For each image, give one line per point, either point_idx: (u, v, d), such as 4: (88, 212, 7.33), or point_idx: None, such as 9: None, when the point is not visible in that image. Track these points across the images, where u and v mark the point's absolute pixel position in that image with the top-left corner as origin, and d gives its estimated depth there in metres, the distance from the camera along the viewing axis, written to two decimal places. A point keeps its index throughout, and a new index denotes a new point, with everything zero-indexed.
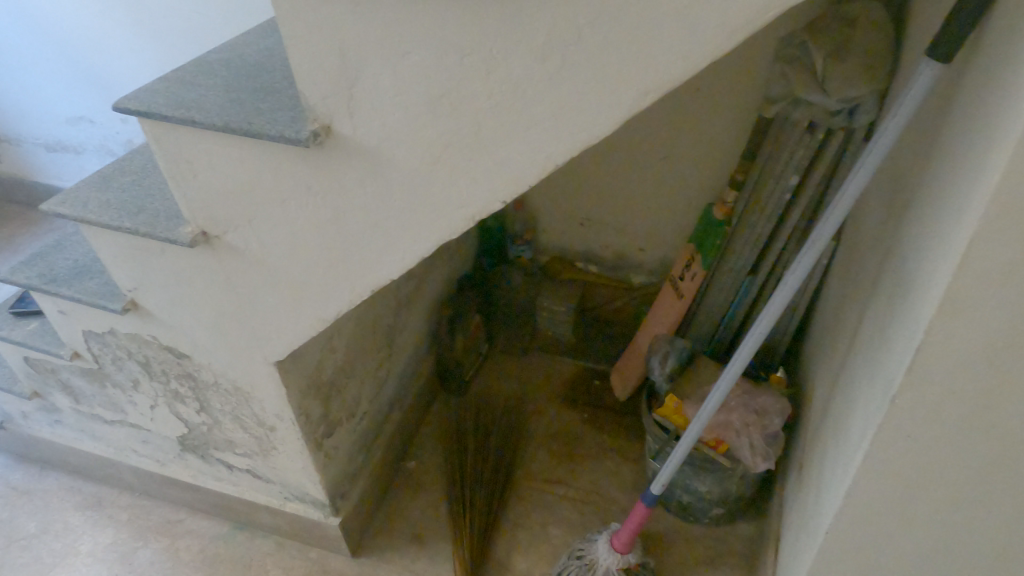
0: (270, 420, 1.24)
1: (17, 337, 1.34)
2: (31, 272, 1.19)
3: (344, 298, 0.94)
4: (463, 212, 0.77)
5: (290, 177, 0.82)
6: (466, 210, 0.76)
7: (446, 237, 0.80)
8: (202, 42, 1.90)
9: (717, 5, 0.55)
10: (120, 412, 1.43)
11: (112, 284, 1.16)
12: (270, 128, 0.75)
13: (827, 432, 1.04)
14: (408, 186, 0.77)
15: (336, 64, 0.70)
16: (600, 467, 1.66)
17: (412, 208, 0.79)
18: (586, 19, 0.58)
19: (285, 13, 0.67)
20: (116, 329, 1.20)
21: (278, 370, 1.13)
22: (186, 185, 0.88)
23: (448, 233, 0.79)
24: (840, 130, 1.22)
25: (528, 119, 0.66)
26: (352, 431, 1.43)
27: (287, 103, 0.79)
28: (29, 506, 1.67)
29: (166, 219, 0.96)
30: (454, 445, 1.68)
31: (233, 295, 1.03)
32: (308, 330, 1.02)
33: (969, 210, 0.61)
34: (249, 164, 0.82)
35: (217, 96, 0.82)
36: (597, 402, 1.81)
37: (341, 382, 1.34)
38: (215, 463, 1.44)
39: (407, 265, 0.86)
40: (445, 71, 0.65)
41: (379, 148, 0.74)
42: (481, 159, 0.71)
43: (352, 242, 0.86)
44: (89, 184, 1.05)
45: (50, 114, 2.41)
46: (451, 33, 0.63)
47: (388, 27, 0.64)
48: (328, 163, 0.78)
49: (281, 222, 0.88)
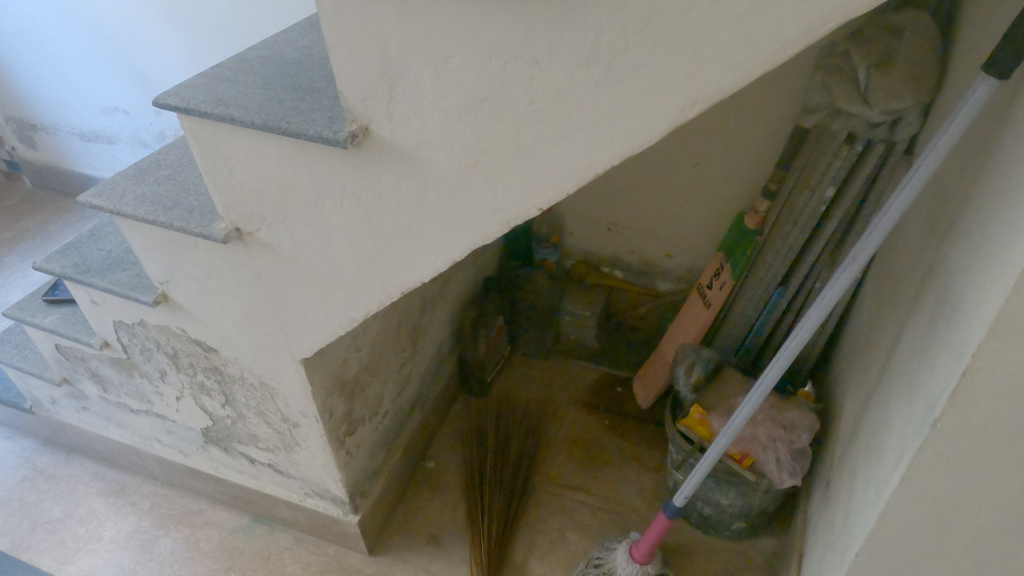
0: (294, 416, 1.24)
1: (49, 324, 1.37)
2: (65, 261, 1.21)
3: (375, 298, 0.94)
4: (499, 217, 0.76)
5: (326, 176, 0.82)
6: (502, 215, 0.76)
7: (481, 241, 0.79)
8: (237, 36, 1.92)
9: (773, 17, 0.53)
10: (146, 402, 1.45)
11: (143, 276, 1.17)
12: (308, 128, 0.75)
13: (858, 451, 1.02)
14: (444, 190, 0.76)
15: (378, 66, 0.69)
16: (620, 474, 1.64)
17: (448, 211, 0.78)
18: (634, 27, 0.57)
19: (328, 13, 0.67)
20: (146, 321, 1.21)
21: (305, 368, 1.13)
22: (222, 182, 0.89)
23: (483, 237, 0.79)
24: (881, 142, 1.20)
25: (570, 126, 0.65)
26: (374, 429, 1.43)
27: (326, 103, 0.79)
28: (55, 490, 1.69)
29: (200, 214, 0.96)
30: (474, 447, 1.68)
31: (263, 292, 1.03)
32: (337, 329, 1.02)
33: None
34: (286, 162, 0.82)
35: (256, 93, 0.82)
36: (619, 409, 1.79)
37: (366, 380, 1.34)
38: (238, 456, 1.45)
39: (439, 267, 0.85)
40: (488, 76, 0.65)
41: (416, 149, 0.74)
42: (520, 165, 0.70)
43: (385, 242, 0.86)
44: (125, 177, 1.06)
45: (86, 104, 2.45)
46: (496, 38, 0.62)
47: (433, 30, 0.64)
48: (364, 163, 0.78)
49: (315, 221, 0.88)
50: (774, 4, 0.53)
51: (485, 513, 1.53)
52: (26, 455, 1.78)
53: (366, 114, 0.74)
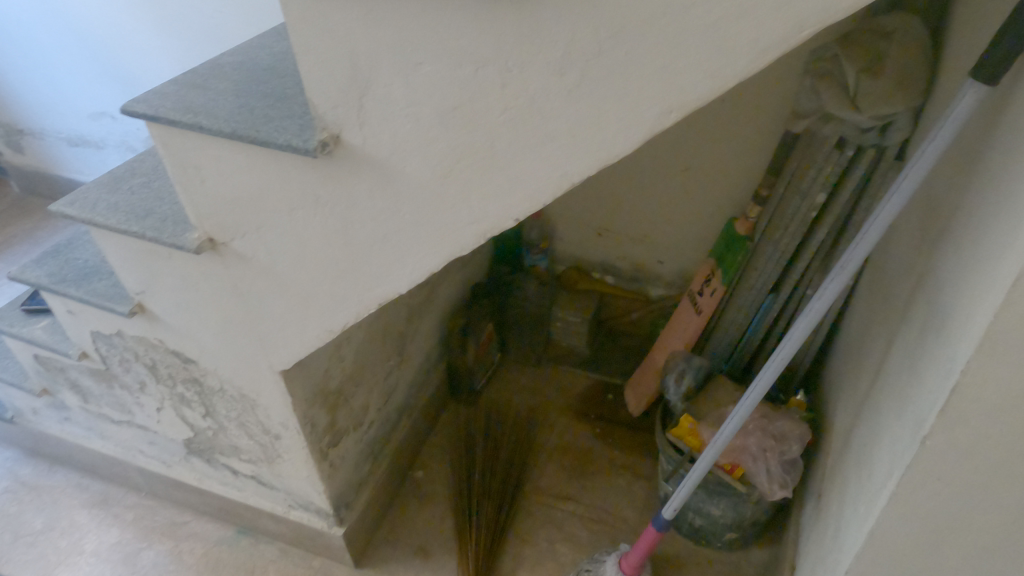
0: (275, 428, 1.22)
1: (27, 334, 1.34)
2: (41, 271, 1.19)
3: (352, 310, 0.92)
4: (475, 228, 0.74)
5: (299, 186, 0.79)
6: (478, 226, 0.73)
7: (458, 252, 0.77)
8: (223, 40, 1.90)
9: (750, 22, 0.51)
10: (127, 413, 1.42)
11: (120, 286, 1.15)
12: (277, 137, 0.73)
13: (849, 463, 1.00)
14: (419, 201, 0.74)
15: (347, 72, 0.67)
16: (611, 484, 1.62)
17: (423, 222, 0.76)
18: (608, 34, 0.55)
19: (294, 18, 0.65)
20: (123, 331, 1.19)
21: (285, 380, 1.11)
22: (194, 192, 0.86)
23: (459, 249, 0.77)
24: (871, 148, 1.17)
25: (544, 135, 0.63)
26: (359, 440, 1.40)
27: (298, 111, 0.77)
28: (37, 502, 1.66)
29: (173, 224, 0.94)
30: (463, 457, 1.66)
31: (239, 303, 1.01)
32: (315, 340, 1.00)
33: (1016, 244, 0.56)
34: (257, 172, 0.80)
35: (227, 100, 0.80)
36: (610, 417, 1.77)
37: (350, 390, 1.32)
38: (221, 468, 1.43)
39: (417, 278, 0.83)
40: (459, 83, 0.63)
41: (389, 159, 0.72)
42: (495, 174, 0.68)
43: (360, 253, 0.84)
44: (99, 185, 1.04)
45: (73, 108, 2.42)
46: (467, 45, 0.60)
47: (402, 35, 0.62)
48: (337, 172, 0.76)
49: (289, 231, 0.86)
50: (751, 7, 0.50)
51: (474, 524, 1.51)
52: (8, 466, 1.75)
53: (337, 123, 0.71)
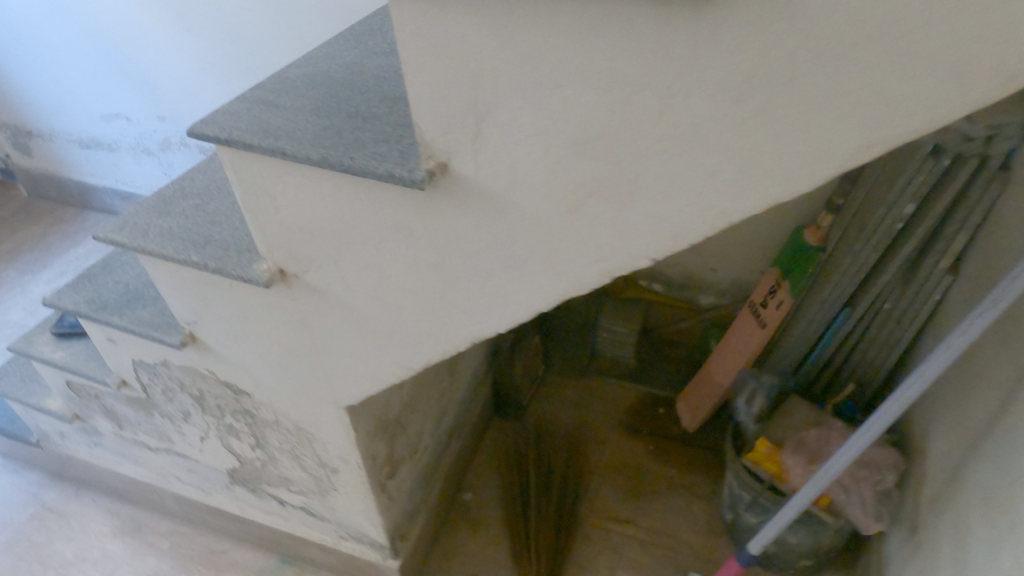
0: (333, 461, 1.14)
1: (60, 361, 1.25)
2: (79, 297, 1.10)
3: (438, 346, 0.83)
4: (599, 265, 0.65)
5: (391, 217, 0.70)
6: (603, 264, 0.65)
7: (574, 291, 0.69)
8: (247, 39, 1.80)
9: (993, 47, 0.43)
10: (166, 441, 1.34)
11: (167, 313, 1.06)
12: (375, 165, 0.64)
13: (968, 503, 0.93)
14: (534, 236, 0.66)
15: (465, 95, 0.58)
16: (670, 505, 1.55)
17: (535, 258, 0.68)
18: (807, 57, 0.46)
19: (407, 34, 0.56)
20: (169, 361, 1.10)
21: (349, 415, 1.03)
22: (266, 220, 0.78)
23: (577, 287, 0.68)
24: (972, 157, 1.10)
25: (703, 169, 0.55)
26: (413, 467, 1.33)
27: (391, 133, 0.68)
28: (66, 530, 1.58)
29: (237, 253, 0.85)
30: (514, 478, 1.58)
31: (305, 337, 0.92)
32: (389, 376, 0.92)
33: None
34: (342, 201, 0.71)
35: (307, 121, 0.71)
36: (663, 432, 1.69)
37: (407, 417, 1.24)
38: (266, 498, 1.35)
39: (519, 317, 0.75)
40: (604, 110, 0.54)
41: (506, 189, 0.63)
42: (633, 211, 0.60)
43: (455, 289, 0.75)
44: (147, 208, 0.95)
45: (85, 109, 2.32)
46: (620, 67, 0.51)
47: (541, 56, 0.53)
48: (440, 203, 0.67)
49: (372, 264, 0.77)
50: (1001, 28, 0.42)
51: (533, 551, 1.44)
52: (33, 491, 1.67)
53: (448, 151, 0.63)
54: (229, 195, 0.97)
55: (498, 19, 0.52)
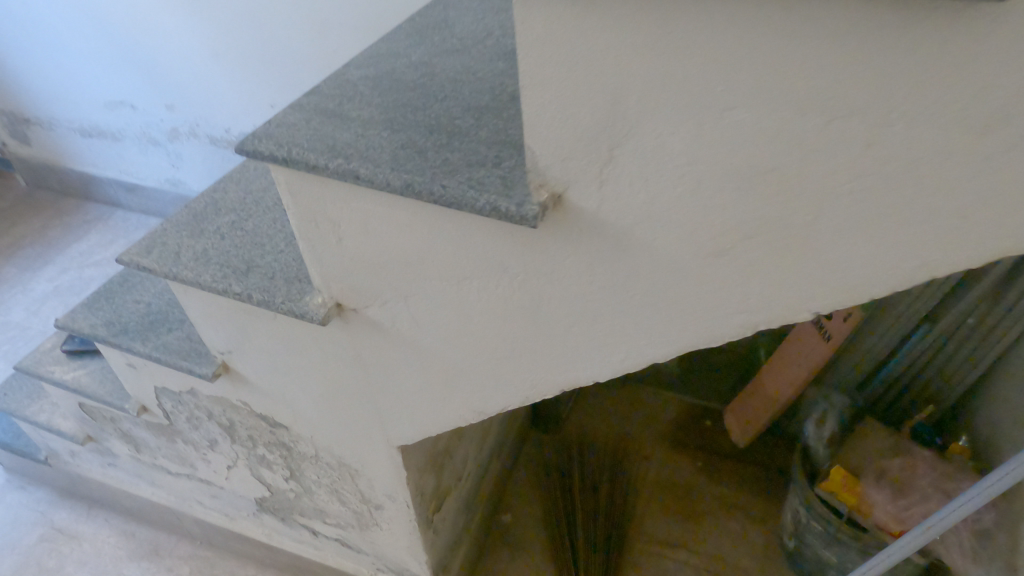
0: (378, 498, 1.03)
1: (73, 383, 1.14)
2: (95, 319, 0.99)
3: (518, 391, 0.73)
4: (739, 316, 0.55)
5: (482, 252, 0.59)
6: (745, 315, 0.54)
7: (703, 343, 0.58)
8: (265, 25, 1.67)
9: None
10: (188, 466, 1.24)
11: (195, 338, 0.95)
12: (474, 196, 0.52)
13: None
14: (662, 280, 0.55)
15: (599, 116, 0.46)
16: (723, 527, 1.45)
17: (658, 305, 0.57)
18: None
19: (533, 40, 0.44)
20: (197, 390, 0.99)
21: (401, 454, 0.93)
22: (325, 251, 0.67)
23: (706, 338, 0.57)
24: None
25: (905, 211, 0.44)
26: (458, 496, 1.23)
27: (485, 154, 0.57)
28: (79, 553, 1.48)
29: (285, 282, 0.74)
30: (558, 496, 1.48)
31: (359, 373, 0.81)
32: (454, 418, 0.81)
33: None
34: (423, 231, 0.60)
35: (380, 138, 0.60)
36: (712, 447, 1.60)
37: (455, 445, 1.13)
38: (297, 527, 1.25)
39: (626, 366, 0.64)
40: (789, 139, 0.43)
41: (634, 229, 0.52)
42: (801, 257, 0.49)
43: (550, 333, 0.64)
44: (177, 227, 0.84)
45: (87, 97, 2.19)
46: (825, 87, 0.40)
47: (715, 72, 0.41)
48: (546, 239, 0.56)
49: (451, 302, 0.66)
50: None
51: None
52: (42, 509, 1.56)
53: (565, 181, 0.51)
54: (268, 211, 0.86)
55: (663, 25, 0.40)
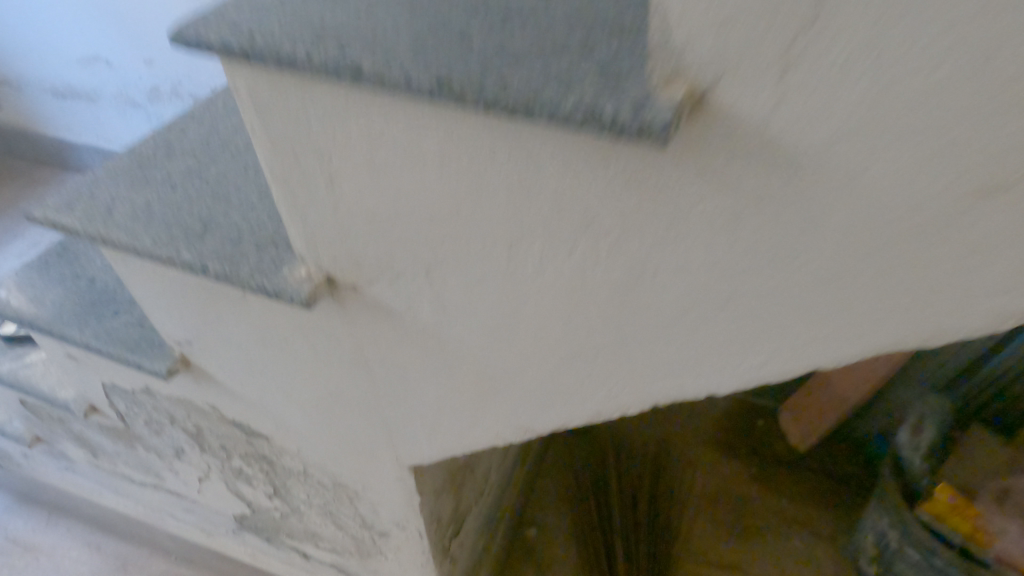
0: (382, 525, 0.82)
1: (9, 376, 0.93)
2: (24, 296, 0.77)
3: (587, 404, 0.51)
4: (909, 308, 0.36)
5: (557, 200, 0.37)
6: (926, 304, 0.36)
7: (908, 324, 0.37)
8: None
9: None
10: (155, 476, 1.03)
11: (148, 325, 0.74)
12: (571, 98, 0.30)
13: None
14: (862, 232, 0.33)
15: None
16: (783, 546, 1.24)
17: (841, 273, 0.36)
18: None
19: None
20: (154, 390, 0.78)
21: (414, 476, 0.72)
22: (313, 205, 0.45)
23: (911, 328, 0.37)
24: None
25: None
26: (479, 516, 1.02)
27: (568, 36, 0.34)
28: (34, 570, 1.27)
29: (255, 250, 0.52)
30: (593, 505, 1.26)
31: (359, 377, 0.60)
32: (489, 438, 0.60)
33: None
34: (465, 167, 0.38)
35: (394, 13, 0.38)
36: (766, 451, 1.39)
37: (478, 455, 0.92)
38: (286, 549, 1.04)
39: (759, 371, 0.43)
40: None
41: (766, 181, 0.32)
42: None
43: (647, 323, 0.43)
44: (116, 175, 0.62)
45: (58, 52, 1.96)
46: None
47: None
48: (672, 177, 0.34)
49: (497, 277, 0.44)
50: None
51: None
52: None
53: (723, 73, 0.29)
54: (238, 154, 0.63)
55: None
